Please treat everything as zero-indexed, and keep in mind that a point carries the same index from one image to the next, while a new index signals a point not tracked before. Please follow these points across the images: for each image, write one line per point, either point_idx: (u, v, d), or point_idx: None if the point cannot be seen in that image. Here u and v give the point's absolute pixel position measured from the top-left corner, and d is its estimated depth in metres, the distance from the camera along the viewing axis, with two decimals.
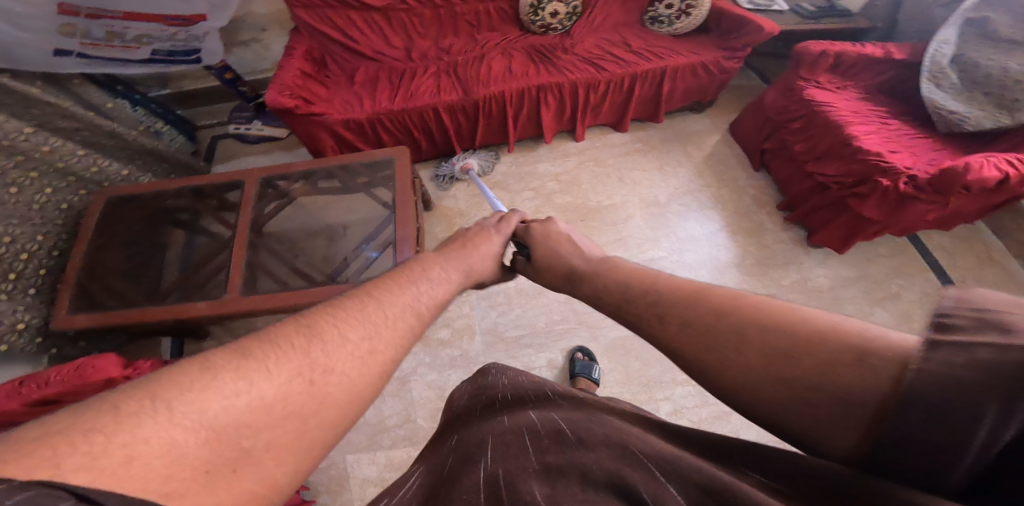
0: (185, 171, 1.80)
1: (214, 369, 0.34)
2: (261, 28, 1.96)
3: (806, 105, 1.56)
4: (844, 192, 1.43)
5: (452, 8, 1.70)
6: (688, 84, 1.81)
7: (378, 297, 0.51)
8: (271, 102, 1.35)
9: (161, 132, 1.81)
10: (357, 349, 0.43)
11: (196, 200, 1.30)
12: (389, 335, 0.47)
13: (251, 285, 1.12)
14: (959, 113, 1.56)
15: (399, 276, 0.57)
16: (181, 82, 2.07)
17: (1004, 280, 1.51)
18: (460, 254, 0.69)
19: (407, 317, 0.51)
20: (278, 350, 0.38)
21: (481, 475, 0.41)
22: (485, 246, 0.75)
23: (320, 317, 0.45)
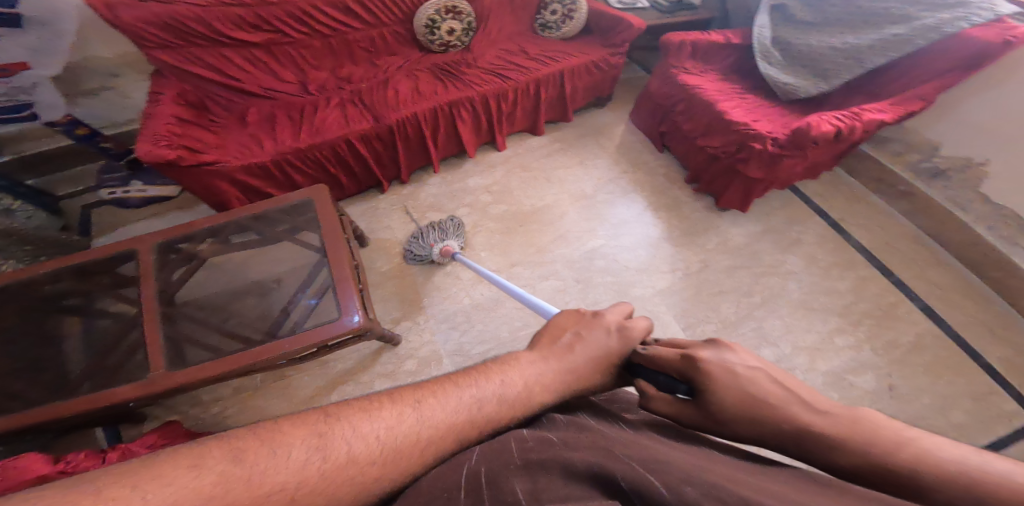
0: (58, 249, 1.48)
1: (202, 465, 0.33)
2: (110, 73, 1.67)
3: (684, 89, 1.77)
4: (730, 159, 1.64)
5: (344, 35, 1.63)
6: (586, 83, 1.94)
7: (426, 403, 0.45)
8: (147, 156, 1.16)
9: (13, 209, 1.45)
10: (363, 472, 0.38)
11: (82, 279, 1.07)
12: (410, 454, 0.40)
13: (178, 358, 0.94)
14: (790, 83, 1.87)
15: (449, 380, 0.49)
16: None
17: (874, 212, 1.87)
18: (562, 357, 0.54)
19: (441, 433, 0.43)
20: (274, 454, 0.36)
21: (462, 476, 0.37)
22: (595, 344, 0.56)
23: (346, 422, 0.41)
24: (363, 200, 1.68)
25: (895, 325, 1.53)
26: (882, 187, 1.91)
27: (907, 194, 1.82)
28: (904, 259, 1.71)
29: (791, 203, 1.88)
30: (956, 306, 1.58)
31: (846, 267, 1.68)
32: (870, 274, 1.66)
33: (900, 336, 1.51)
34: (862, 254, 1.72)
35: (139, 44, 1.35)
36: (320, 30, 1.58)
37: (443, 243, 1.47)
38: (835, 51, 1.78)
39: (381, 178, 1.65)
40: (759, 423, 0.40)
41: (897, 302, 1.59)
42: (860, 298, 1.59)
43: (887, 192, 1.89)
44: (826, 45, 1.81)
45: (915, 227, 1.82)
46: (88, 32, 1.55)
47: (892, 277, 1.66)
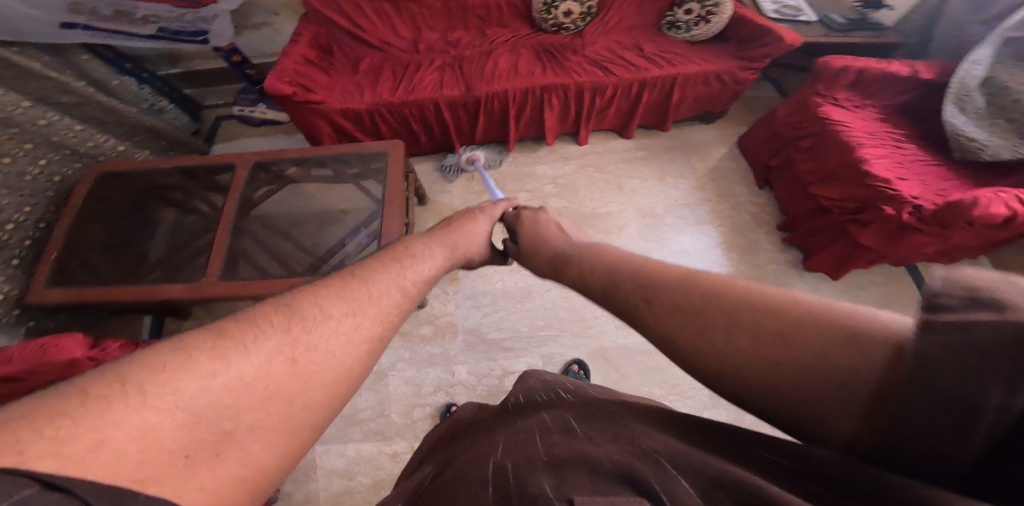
0: (183, 150, 1.88)
1: (189, 349, 0.36)
2: (273, 12, 1.97)
3: (821, 122, 1.51)
4: (844, 216, 1.40)
5: (463, 2, 1.70)
6: (697, 94, 1.76)
7: (367, 275, 0.53)
8: (270, 88, 1.36)
9: (165, 110, 1.88)
10: (339, 325, 0.45)
11: (185, 179, 1.36)
12: (373, 309, 0.49)
13: (229, 271, 1.14)
14: (977, 140, 1.49)
15: (385, 259, 0.59)
16: (190, 62, 2.11)
17: None
18: (451, 236, 0.78)
19: (392, 293, 0.53)
20: (254, 333, 0.40)
21: (489, 470, 0.44)
22: (474, 226, 0.87)
23: (301, 297, 0.46)
24: (433, 160, 1.78)
25: None
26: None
27: None
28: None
29: (898, 284, 1.54)
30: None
31: None
32: None
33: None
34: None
35: None
36: None
37: (470, 151, 1.67)
38: None
39: (457, 144, 1.72)
40: (678, 301, 0.46)
41: None
42: None
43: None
44: None
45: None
46: None
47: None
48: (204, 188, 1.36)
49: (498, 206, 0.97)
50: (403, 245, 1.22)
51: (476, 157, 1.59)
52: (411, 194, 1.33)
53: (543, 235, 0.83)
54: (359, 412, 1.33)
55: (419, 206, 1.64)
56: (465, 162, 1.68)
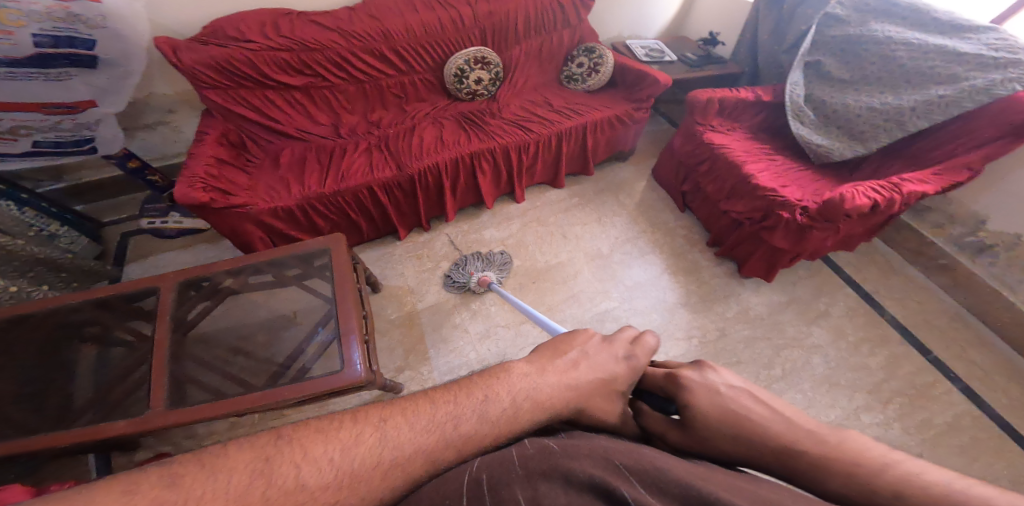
0: (89, 279, 1.56)
1: (153, 491, 0.34)
2: (168, 110, 1.79)
3: (707, 148, 1.76)
4: (755, 226, 1.61)
5: (378, 81, 1.70)
6: (607, 137, 1.95)
7: (391, 421, 0.41)
8: (182, 198, 1.20)
9: (57, 235, 1.55)
10: (313, 498, 0.35)
11: (103, 311, 1.11)
12: (368, 486, 0.37)
13: (178, 398, 0.95)
14: (823, 145, 1.84)
15: (431, 398, 0.44)
16: (78, 174, 1.81)
17: (906, 285, 1.80)
18: (562, 372, 0.49)
19: (409, 457, 0.39)
20: (218, 480, 0.35)
21: (462, 483, 0.36)
22: (592, 357, 0.52)
23: (297, 442, 0.39)
24: (380, 245, 1.70)
25: (931, 405, 1.44)
26: (921, 260, 1.84)
27: (946, 268, 1.77)
28: (944, 337, 1.63)
29: (820, 272, 1.82)
30: (998, 387, 1.50)
31: (875, 343, 1.60)
32: (904, 351, 1.58)
33: (934, 415, 1.42)
34: (899, 331, 1.64)
35: (195, 85, 1.42)
36: (356, 76, 1.65)
37: (481, 273, 1.53)
38: (874, 111, 1.75)
39: (398, 225, 1.67)
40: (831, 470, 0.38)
41: (935, 384, 1.49)
42: (892, 377, 1.50)
43: (926, 265, 1.83)
44: (862, 105, 1.79)
45: (957, 303, 1.75)
46: (152, 72, 1.66)
47: (929, 355, 1.57)
48: (127, 319, 1.13)
49: (636, 340, 0.57)
50: (366, 338, 1.11)
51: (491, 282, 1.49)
52: (363, 284, 1.25)
53: (731, 410, 0.45)
54: None
55: (373, 294, 1.54)
56: (475, 284, 1.54)
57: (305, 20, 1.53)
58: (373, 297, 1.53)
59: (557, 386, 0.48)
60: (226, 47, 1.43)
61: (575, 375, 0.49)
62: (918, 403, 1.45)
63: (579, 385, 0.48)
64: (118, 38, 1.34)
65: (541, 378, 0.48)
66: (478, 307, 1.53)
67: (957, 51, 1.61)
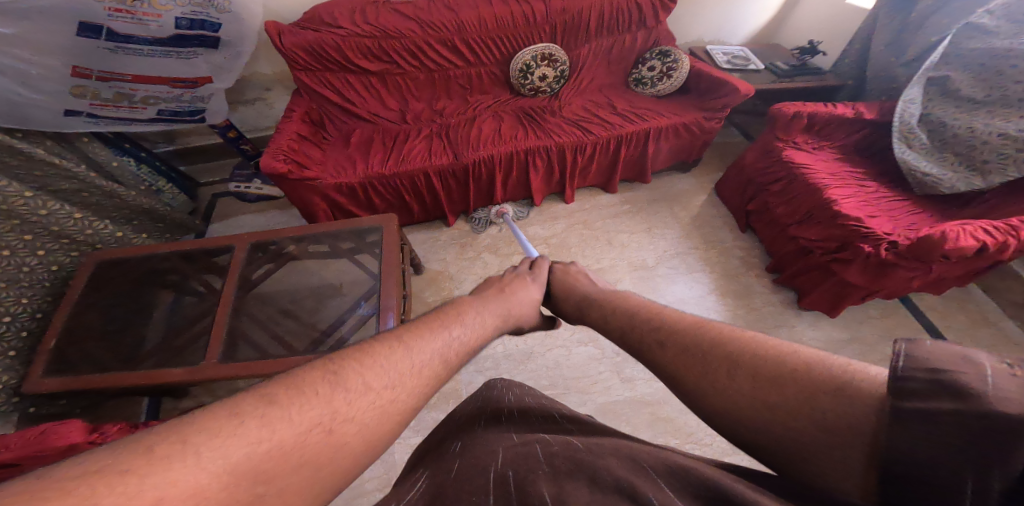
0: (180, 231, 1.80)
1: (240, 413, 0.36)
2: (265, 88, 2.01)
3: (786, 166, 1.62)
4: (827, 255, 1.46)
5: (447, 72, 1.78)
6: (672, 144, 1.86)
7: (410, 337, 0.52)
8: (266, 167, 1.35)
9: (162, 190, 1.81)
10: (379, 396, 0.43)
11: (184, 262, 1.29)
12: (413, 383, 0.47)
13: (229, 354, 1.08)
14: (932, 175, 1.62)
15: (429, 321, 0.57)
16: (187, 139, 2.09)
17: (1002, 342, 1.53)
18: (496, 299, 0.73)
19: (433, 364, 0.51)
20: (302, 395, 0.39)
21: (489, 479, 0.41)
22: (523, 293, 0.80)
23: (348, 361, 0.45)
24: (426, 228, 1.78)
25: None
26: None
27: None
28: None
29: (896, 316, 1.61)
30: None
31: None
32: None
33: None
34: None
35: (290, 65, 1.58)
36: (428, 65, 1.73)
37: (499, 205, 1.74)
38: (1004, 139, 1.49)
39: (447, 212, 1.74)
40: (682, 341, 0.53)
41: None
42: None
43: None
44: (993, 131, 1.53)
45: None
46: (258, 54, 1.88)
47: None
48: (200, 271, 1.30)
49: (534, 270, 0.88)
50: (402, 317, 1.18)
51: (507, 211, 1.69)
52: (408, 266, 1.32)
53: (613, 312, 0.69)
54: (365, 482, 1.25)
55: (415, 275, 1.62)
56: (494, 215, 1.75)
57: (389, 9, 1.63)
58: (414, 278, 1.61)
59: (501, 307, 0.72)
60: (319, 32, 1.57)
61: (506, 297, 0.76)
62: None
63: (513, 303, 0.75)
64: (238, 21, 1.53)
65: (485, 300, 0.71)
66: None
67: None
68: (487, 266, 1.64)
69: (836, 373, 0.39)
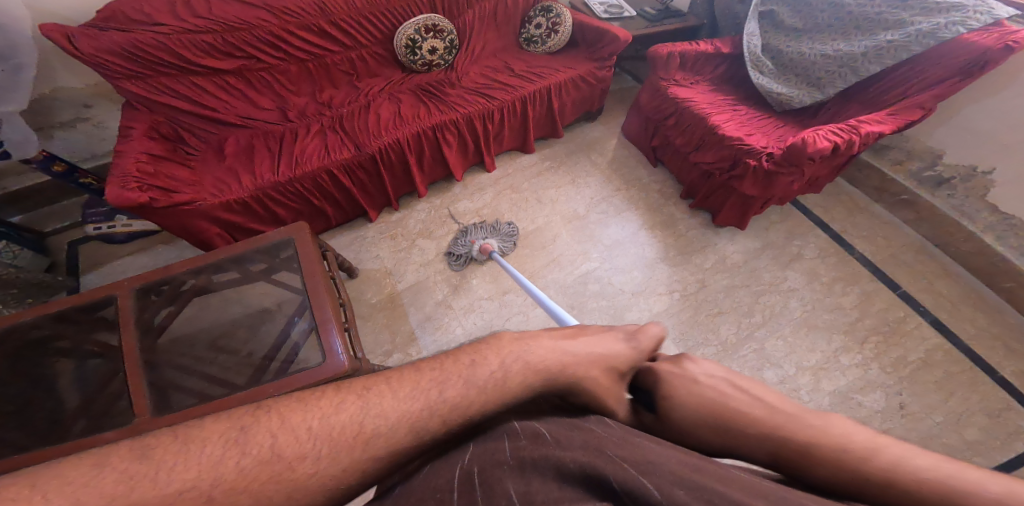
0: (44, 293, 1.48)
1: (106, 463, 0.34)
2: (83, 104, 1.68)
3: (673, 102, 1.76)
4: (724, 175, 1.63)
5: (322, 58, 1.62)
6: (574, 98, 1.91)
7: (374, 392, 0.43)
8: (115, 200, 1.12)
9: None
10: (292, 466, 0.36)
11: (63, 324, 1.04)
12: (352, 455, 0.38)
13: (163, 405, 0.92)
14: (784, 93, 1.86)
15: (417, 371, 0.46)
16: (2, 182, 1.67)
17: (874, 221, 1.88)
18: (574, 341, 0.55)
19: (395, 428, 0.41)
20: (185, 450, 0.35)
21: (455, 477, 0.38)
22: (604, 347, 0.57)
23: (270, 415, 0.39)
24: (349, 229, 1.65)
25: (902, 342, 1.51)
26: (884, 196, 1.93)
27: (910, 203, 1.84)
28: (909, 270, 1.71)
29: (791, 216, 1.88)
30: (962, 315, 1.58)
31: (848, 281, 1.66)
32: (875, 288, 1.65)
33: (908, 352, 1.48)
34: (869, 268, 1.71)
35: (104, 74, 1.31)
36: (298, 55, 1.56)
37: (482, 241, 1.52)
38: (828, 59, 1.77)
39: (368, 207, 1.62)
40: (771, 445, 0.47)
41: (906, 319, 1.57)
42: (865, 314, 1.57)
43: (889, 202, 1.91)
44: (816, 53, 1.81)
45: (920, 236, 1.83)
46: (55, 64, 1.55)
47: (899, 291, 1.65)
48: (94, 330, 1.06)
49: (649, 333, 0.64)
50: (346, 326, 1.09)
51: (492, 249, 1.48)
52: (335, 272, 1.23)
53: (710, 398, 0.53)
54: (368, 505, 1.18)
55: (349, 279, 1.50)
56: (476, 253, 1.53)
57: None
58: (349, 283, 1.50)
59: (554, 350, 0.52)
60: (133, 32, 1.32)
61: (573, 343, 0.55)
62: (893, 338, 1.51)
63: (574, 352, 0.53)
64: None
65: (537, 342, 0.52)
66: (459, 283, 1.50)
67: None
68: (425, 253, 1.58)
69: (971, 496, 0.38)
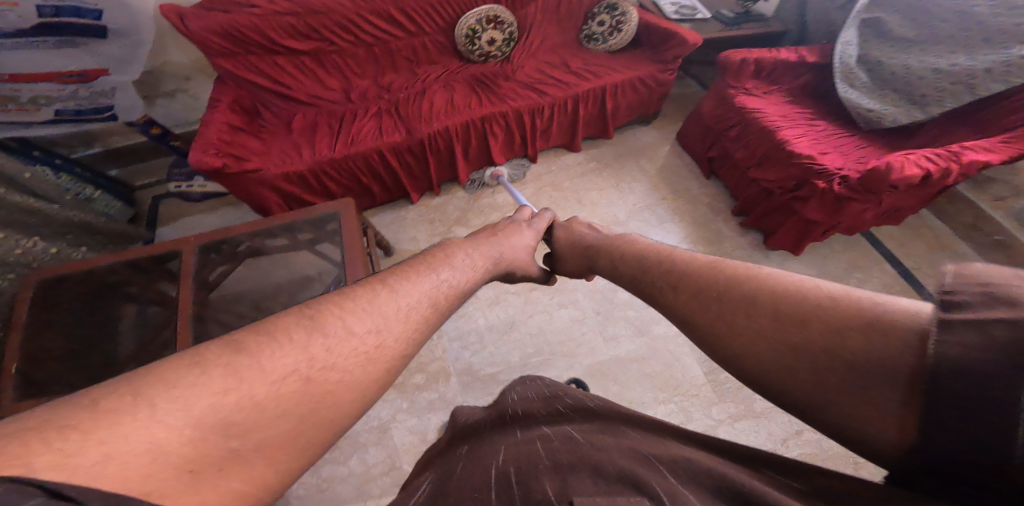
0: (124, 241, 1.67)
1: (204, 363, 0.33)
2: (184, 77, 1.88)
3: (739, 112, 1.65)
4: (787, 195, 1.51)
5: (388, 44, 1.69)
6: (630, 99, 1.85)
7: (396, 279, 0.49)
8: (196, 163, 1.25)
9: (92, 198, 1.64)
10: (363, 342, 0.40)
11: (134, 271, 1.18)
12: (401, 327, 0.44)
13: None
14: (874, 110, 1.68)
15: (422, 261, 0.56)
16: (108, 140, 1.89)
17: (960, 263, 1.66)
18: (498, 238, 0.78)
19: (421, 304, 0.48)
20: (276, 342, 0.36)
21: (492, 477, 0.39)
22: (519, 237, 0.82)
23: (327, 307, 0.42)
24: (392, 209, 1.71)
25: None
26: (975, 235, 1.69)
27: (1005, 246, 1.61)
28: None
29: (857, 247, 1.70)
30: None
31: None
32: None
33: None
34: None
35: (205, 52, 1.44)
36: (366, 39, 1.64)
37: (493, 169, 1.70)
38: (939, 74, 1.57)
39: (411, 189, 1.68)
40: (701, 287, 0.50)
41: None
42: None
43: (980, 241, 1.68)
44: (927, 67, 1.61)
45: None
46: (165, 39, 1.75)
47: None
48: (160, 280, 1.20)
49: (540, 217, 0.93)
50: None
51: (500, 174, 1.65)
52: (373, 249, 1.29)
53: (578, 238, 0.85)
54: (372, 469, 1.23)
55: (385, 257, 1.55)
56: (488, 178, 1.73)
57: None
58: (385, 260, 1.56)
59: (495, 244, 0.74)
60: (232, 15, 1.45)
61: (503, 239, 0.78)
62: None
63: (506, 245, 0.76)
64: (122, 6, 1.46)
65: (480, 239, 0.74)
66: None
67: None
68: None
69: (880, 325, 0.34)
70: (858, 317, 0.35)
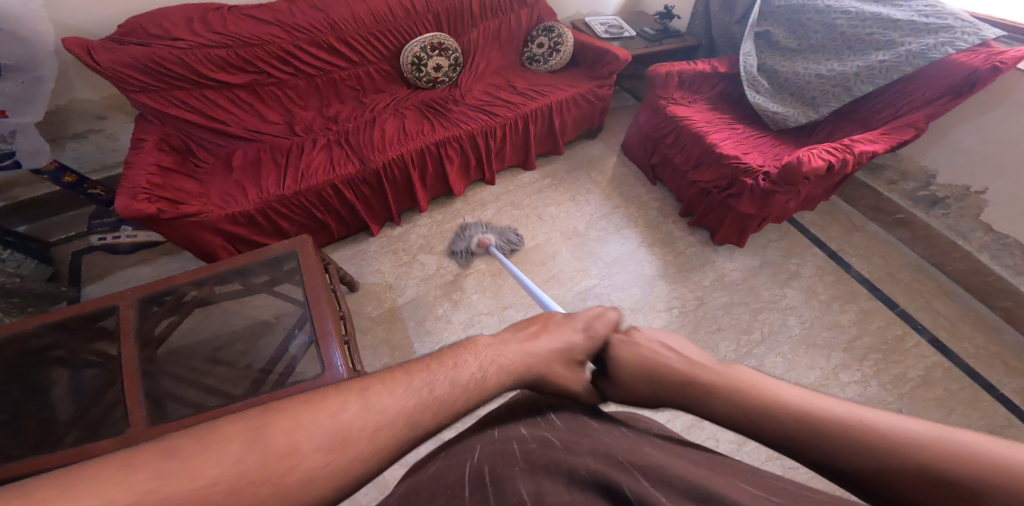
0: (44, 303, 1.47)
1: (160, 453, 0.35)
2: (97, 116, 1.71)
3: (672, 120, 1.79)
4: (721, 194, 1.66)
5: (331, 75, 1.65)
6: (575, 115, 1.95)
7: (374, 391, 0.44)
8: (124, 211, 1.13)
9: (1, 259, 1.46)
10: (313, 455, 0.38)
11: (63, 334, 1.04)
12: (364, 440, 0.40)
13: (158, 415, 0.91)
14: (780, 113, 1.89)
15: (411, 371, 0.48)
16: (11, 192, 1.69)
17: (871, 239, 1.91)
18: (529, 341, 0.63)
19: (391, 419, 0.43)
20: (220, 445, 0.36)
21: (465, 475, 0.40)
22: (561, 334, 0.67)
23: (289, 410, 0.40)
24: (350, 243, 1.65)
25: (904, 360, 1.51)
26: (880, 215, 1.95)
27: (904, 222, 1.87)
28: (908, 289, 1.72)
29: (788, 235, 1.90)
30: (962, 334, 1.58)
31: (846, 299, 1.68)
32: (872, 305, 1.66)
33: (908, 369, 1.48)
34: (866, 287, 1.73)
35: (120, 88, 1.33)
36: (307, 70, 1.59)
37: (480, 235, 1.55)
38: (822, 79, 1.81)
39: (370, 221, 1.63)
40: (724, 395, 0.53)
41: (903, 335, 1.57)
42: (864, 333, 1.57)
43: (884, 220, 1.94)
44: (811, 73, 1.85)
45: (917, 256, 1.85)
46: (69, 75, 1.57)
47: (897, 308, 1.66)
48: (94, 340, 1.06)
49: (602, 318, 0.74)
50: (345, 339, 1.09)
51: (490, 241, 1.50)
52: (336, 284, 1.23)
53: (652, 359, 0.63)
54: None
55: (350, 293, 1.50)
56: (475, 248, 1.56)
57: (238, 14, 1.45)
58: (350, 296, 1.50)
59: (519, 354, 0.59)
60: (150, 47, 1.34)
61: (535, 344, 0.63)
62: (891, 357, 1.51)
63: (536, 353, 0.61)
64: (16, 39, 1.33)
65: (506, 348, 0.59)
66: (458, 297, 1.51)
67: (892, 18, 1.68)
68: (426, 267, 1.58)
69: (917, 439, 0.39)
70: (876, 429, 0.41)
